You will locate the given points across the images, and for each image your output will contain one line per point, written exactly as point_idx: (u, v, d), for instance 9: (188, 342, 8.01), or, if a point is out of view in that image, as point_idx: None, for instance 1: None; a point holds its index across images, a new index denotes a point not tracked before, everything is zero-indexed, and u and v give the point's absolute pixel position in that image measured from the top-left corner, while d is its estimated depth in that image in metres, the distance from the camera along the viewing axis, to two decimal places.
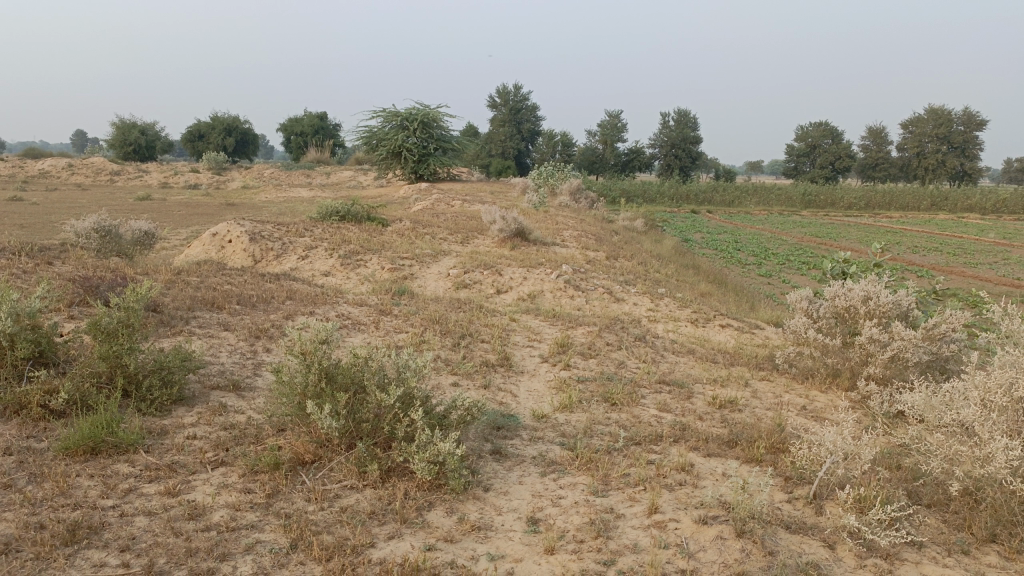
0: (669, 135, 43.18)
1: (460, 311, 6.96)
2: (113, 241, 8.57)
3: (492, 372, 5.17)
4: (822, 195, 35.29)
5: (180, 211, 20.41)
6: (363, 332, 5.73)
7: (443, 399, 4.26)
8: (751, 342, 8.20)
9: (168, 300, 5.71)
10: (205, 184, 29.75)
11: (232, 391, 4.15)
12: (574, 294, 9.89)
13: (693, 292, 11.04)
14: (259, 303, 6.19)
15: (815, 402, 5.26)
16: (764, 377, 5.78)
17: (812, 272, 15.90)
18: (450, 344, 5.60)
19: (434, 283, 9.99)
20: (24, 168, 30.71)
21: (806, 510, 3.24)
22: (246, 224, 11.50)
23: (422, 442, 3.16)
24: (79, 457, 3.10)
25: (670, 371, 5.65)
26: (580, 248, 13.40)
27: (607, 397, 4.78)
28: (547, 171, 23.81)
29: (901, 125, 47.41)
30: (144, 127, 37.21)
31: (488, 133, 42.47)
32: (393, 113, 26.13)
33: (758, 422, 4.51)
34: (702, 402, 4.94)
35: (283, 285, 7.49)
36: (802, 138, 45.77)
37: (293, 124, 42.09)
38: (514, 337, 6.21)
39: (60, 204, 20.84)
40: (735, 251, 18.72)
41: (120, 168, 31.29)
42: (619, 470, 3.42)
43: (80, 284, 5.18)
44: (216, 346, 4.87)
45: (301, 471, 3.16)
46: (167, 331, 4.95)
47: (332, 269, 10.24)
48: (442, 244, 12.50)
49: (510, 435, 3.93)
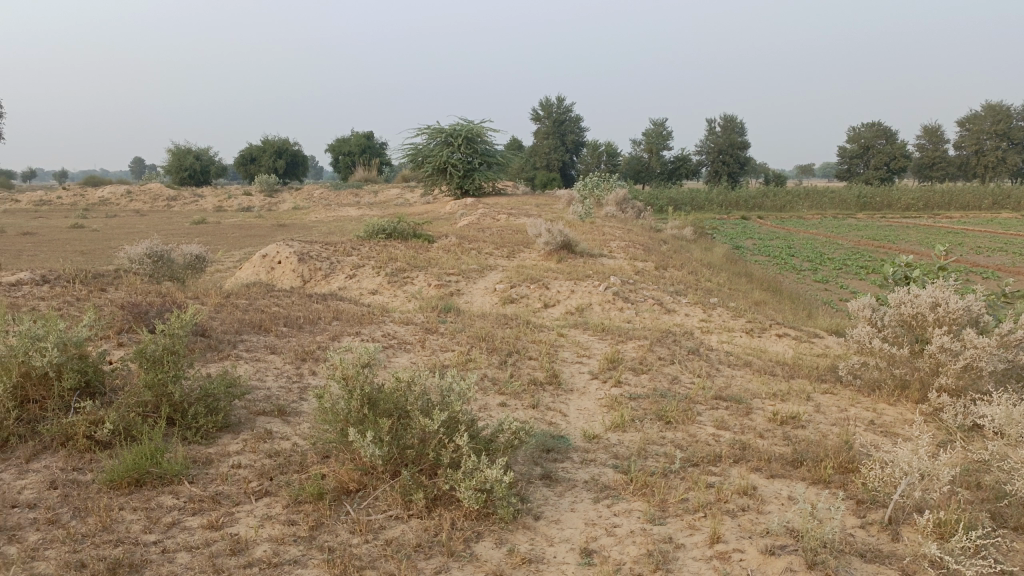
0: (716, 141, 42.55)
1: (507, 328, 6.85)
2: (165, 266, 8.70)
3: (541, 391, 5.03)
4: (877, 197, 34.27)
5: (232, 233, 20.82)
6: (409, 352, 5.65)
7: (490, 421, 4.14)
8: (810, 353, 7.90)
9: (216, 324, 5.73)
10: (257, 206, 30.34)
11: (278, 416, 4.09)
12: (624, 306, 9.69)
13: (747, 300, 10.74)
14: (305, 324, 6.18)
15: (884, 416, 4.98)
16: (827, 390, 5.51)
17: (871, 276, 15.36)
18: (497, 363, 5.48)
19: (480, 298, 9.91)
20: (85, 196, 31.78)
21: (881, 537, 3.01)
22: (295, 245, 11.61)
23: (469, 469, 3.04)
24: (123, 489, 3.08)
25: (726, 386, 5.43)
26: (628, 259, 13.19)
27: (661, 415, 4.59)
28: (593, 182, 23.62)
29: (958, 121, 45.85)
30: (199, 153, 38.24)
31: (532, 146, 42.48)
32: (437, 130, 26.32)
33: (823, 440, 4.27)
34: (762, 418, 4.71)
35: (330, 305, 7.49)
36: (854, 139, 44.61)
37: (341, 144, 42.78)
38: (562, 353, 6.06)
39: (120, 230, 21.46)
40: (788, 257, 18.24)
41: (176, 194, 32.16)
42: (677, 495, 3.25)
43: (130, 311, 5.23)
44: (263, 369, 4.84)
45: (345, 501, 3.07)
46: (215, 355, 4.95)
47: (379, 287, 10.25)
48: (489, 259, 12.43)
49: (560, 458, 3.78)
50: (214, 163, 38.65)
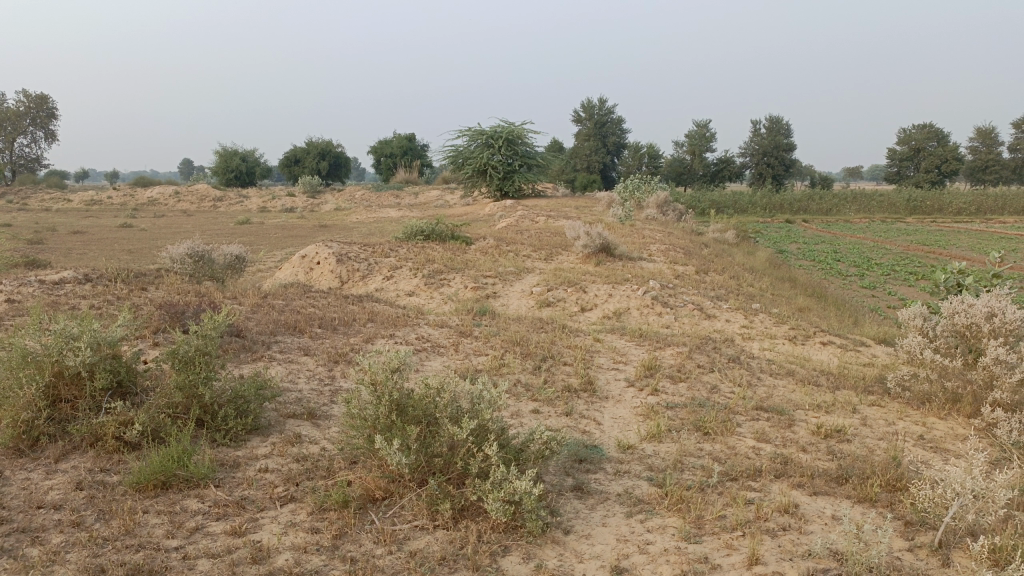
0: (760, 143, 41.87)
1: (543, 332, 6.75)
2: (206, 266, 8.79)
3: (576, 398, 4.92)
4: (928, 200, 33.31)
5: (275, 234, 21.09)
6: (442, 356, 5.59)
7: (522, 429, 4.04)
8: (856, 362, 7.64)
9: (252, 325, 5.74)
10: (300, 207, 30.75)
11: (308, 419, 4.06)
12: (663, 311, 9.51)
13: (790, 306, 10.47)
14: (340, 326, 6.16)
15: (934, 431, 4.76)
16: (874, 402, 5.30)
17: (920, 283, 14.90)
18: (531, 368, 5.38)
19: (517, 301, 9.83)
20: (135, 196, 32.54)
21: (931, 561, 2.83)
22: (334, 246, 11.67)
23: (497, 480, 2.94)
24: (149, 491, 3.08)
25: (767, 396, 5.25)
26: (668, 262, 12.99)
27: (698, 426, 4.44)
28: (633, 184, 23.41)
29: (1014, 123, 44.41)
30: (245, 154, 38.93)
31: (573, 148, 42.30)
32: (478, 132, 26.37)
33: (869, 455, 4.09)
34: (805, 431, 4.53)
35: (365, 306, 7.48)
36: (904, 141, 43.48)
37: (383, 146, 43.16)
38: (598, 359, 5.94)
39: (167, 230, 21.90)
40: (834, 261, 17.80)
41: (221, 194, 32.75)
42: (713, 512, 3.11)
43: (167, 310, 5.26)
44: (295, 371, 4.81)
45: (370, 509, 3.01)
46: (248, 356, 4.95)
47: (416, 288, 10.23)
48: (526, 261, 12.34)
49: (593, 469, 3.67)
50: (259, 164, 39.27)
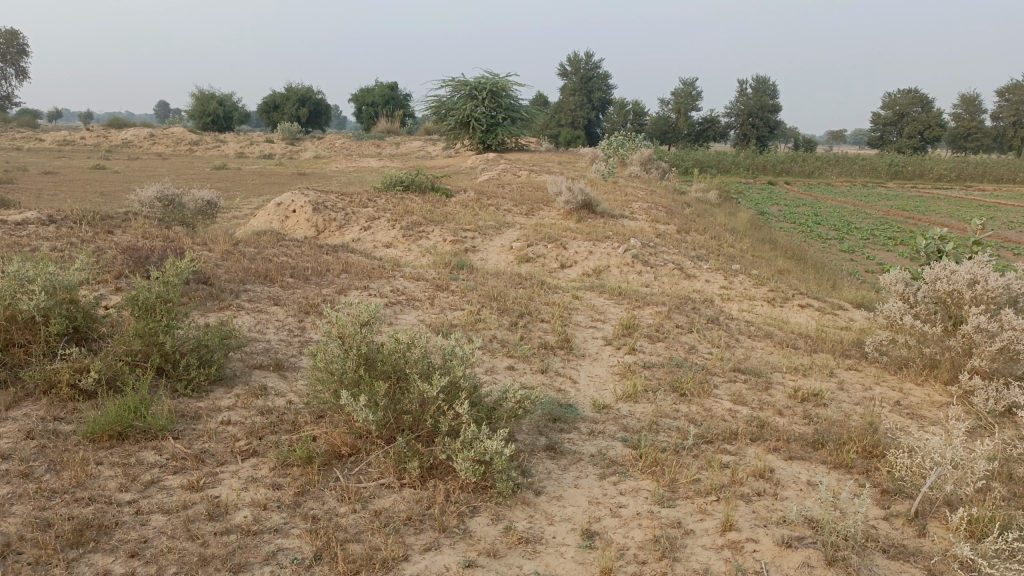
0: (746, 103, 41.55)
1: (521, 288, 6.62)
2: (176, 211, 8.52)
3: (552, 356, 4.84)
4: (909, 166, 33.38)
5: (252, 180, 20.66)
6: (417, 309, 5.46)
7: (495, 386, 3.95)
8: (833, 325, 7.62)
9: (220, 273, 5.56)
10: (279, 153, 30.16)
11: (274, 371, 3.93)
12: (642, 270, 9.43)
13: (770, 268, 10.42)
14: (312, 276, 5.99)
15: (910, 397, 4.74)
16: (851, 366, 5.27)
17: (898, 248, 14.95)
18: (507, 324, 5.27)
19: (496, 256, 9.68)
20: (108, 137, 31.72)
21: (907, 530, 2.80)
22: (310, 194, 11.40)
23: (467, 439, 2.85)
24: (104, 442, 2.95)
25: (745, 358, 5.20)
26: (650, 221, 12.87)
27: (675, 387, 4.37)
28: (618, 141, 23.19)
29: (998, 92, 44.45)
30: (223, 98, 37.98)
31: (558, 102, 41.75)
32: (462, 83, 25.87)
33: (846, 421, 4.04)
34: (782, 394, 4.48)
35: (340, 257, 7.29)
36: (889, 106, 43.38)
37: (365, 94, 42.31)
38: (575, 317, 5.84)
39: (140, 172, 21.40)
40: (814, 224, 17.81)
41: (198, 138, 32.01)
42: (688, 475, 3.05)
43: (131, 256, 5.07)
44: (264, 321, 4.67)
45: (335, 466, 2.91)
46: (215, 305, 4.78)
47: (394, 240, 10.05)
48: (507, 216, 12.16)
49: (567, 428, 3.59)
50: (237, 109, 38.35)
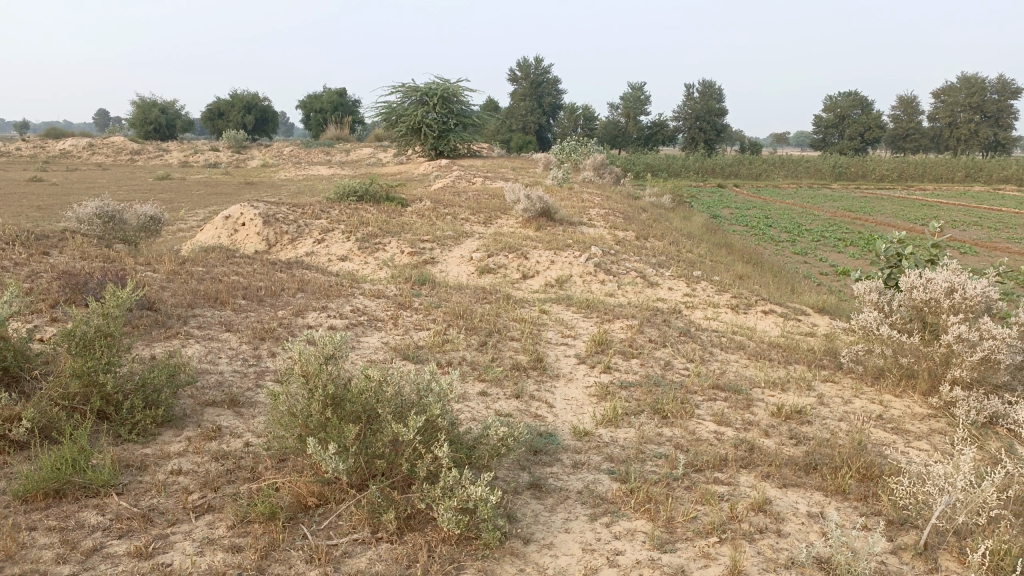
0: (694, 107, 42.05)
1: (486, 303, 6.38)
2: (117, 228, 8.04)
3: (525, 378, 4.61)
4: (852, 166, 34.14)
5: (197, 191, 19.98)
6: (380, 331, 5.18)
7: (469, 418, 3.70)
8: (799, 332, 7.56)
9: (167, 296, 5.19)
10: (225, 162, 29.34)
11: (229, 408, 3.62)
12: (605, 279, 9.29)
13: (730, 274, 10.38)
14: (266, 297, 5.65)
15: (891, 410, 4.64)
16: (828, 378, 5.16)
17: (850, 249, 15.16)
18: (476, 344, 5.03)
19: (456, 268, 9.43)
20: (44, 148, 30.46)
21: (918, 565, 2.66)
22: (260, 206, 10.96)
23: (449, 485, 2.59)
24: (38, 503, 2.62)
25: (722, 373, 5.05)
26: (608, 227, 12.75)
27: (656, 408, 4.18)
28: (570, 146, 23.17)
29: (933, 93, 45.91)
30: (165, 105, 36.84)
31: (508, 107, 41.66)
32: (412, 88, 25.57)
33: (834, 440, 3.91)
34: (765, 412, 4.33)
35: (294, 274, 6.94)
36: (830, 109, 44.41)
37: (312, 101, 41.53)
38: (546, 333, 5.63)
39: (79, 184, 20.53)
40: (767, 226, 17.99)
41: (140, 147, 30.99)
42: (686, 513, 2.86)
43: (67, 282, 4.67)
44: (215, 351, 4.33)
45: (301, 521, 2.63)
46: (161, 333, 4.43)
47: (349, 253, 9.71)
48: (464, 225, 11.91)
49: (549, 462, 3.37)
50: (180, 117, 37.27)
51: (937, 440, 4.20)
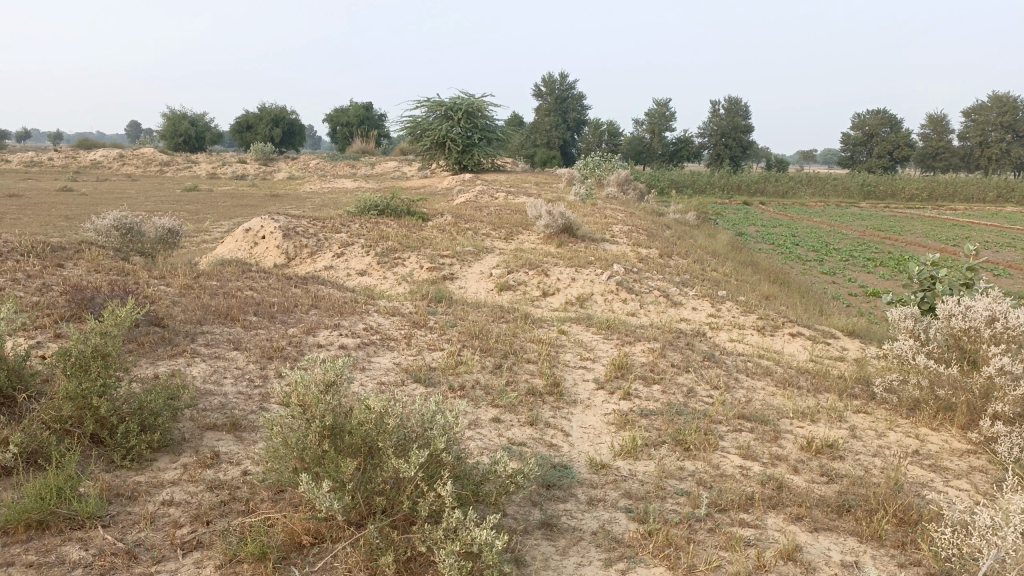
0: (719, 123, 41.75)
1: (503, 323, 6.20)
2: (134, 240, 8.00)
3: (541, 404, 4.41)
4: (881, 185, 33.59)
5: (222, 202, 20.07)
6: (392, 351, 5.02)
7: (478, 449, 3.52)
8: (828, 356, 7.29)
9: (177, 312, 5.08)
10: (251, 174, 29.59)
11: (229, 432, 3.47)
12: (627, 298, 9.07)
13: (756, 294, 10.12)
14: (278, 313, 5.52)
15: (928, 445, 4.39)
16: (860, 408, 4.91)
17: (879, 269, 14.80)
18: (491, 367, 4.85)
19: (475, 285, 9.27)
20: (76, 158, 30.91)
21: None
22: (281, 219, 10.91)
23: (452, 527, 2.41)
24: (20, 534, 2.48)
25: (748, 402, 4.83)
26: (632, 245, 12.53)
27: (678, 440, 3.97)
28: (594, 161, 23.05)
29: (964, 112, 45.21)
30: (194, 118, 37.28)
31: (533, 122, 41.66)
32: (437, 103, 25.59)
33: (868, 479, 3.68)
34: (794, 445, 4.10)
35: (310, 289, 6.82)
36: (859, 126, 43.88)
37: (339, 114, 41.84)
38: (564, 355, 5.44)
39: (108, 194, 20.74)
40: (793, 245, 17.67)
41: (169, 159, 31.36)
42: (708, 561, 2.67)
43: (74, 297, 4.58)
44: (220, 370, 4.19)
45: (294, 562, 2.46)
46: (167, 351, 4.31)
47: (368, 268, 9.60)
48: (485, 241, 11.76)
49: (562, 498, 3.17)
50: (209, 129, 37.68)
51: (978, 479, 3.95)
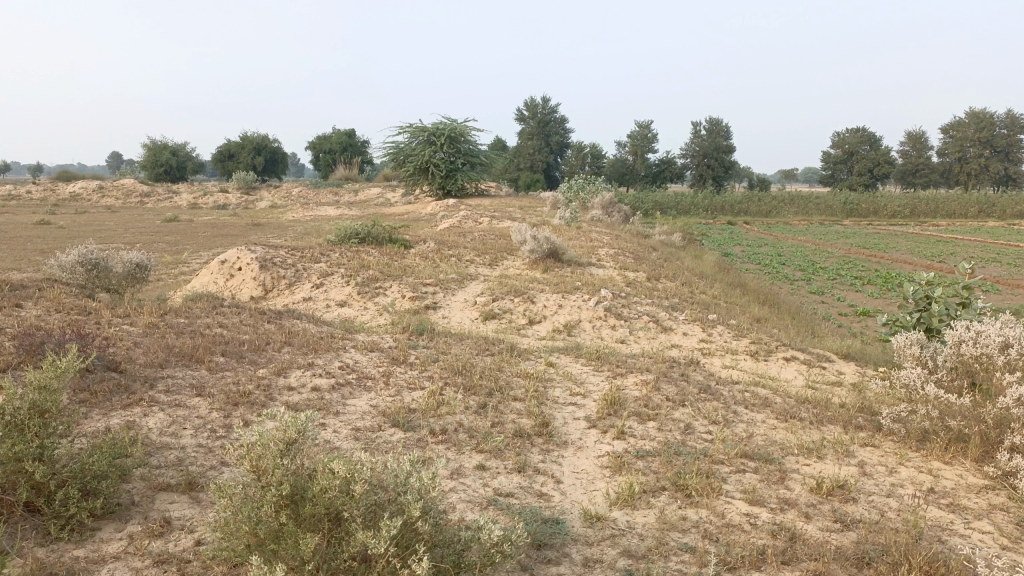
0: (701, 144, 41.89)
1: (488, 356, 5.88)
2: (101, 276, 7.64)
3: (529, 447, 4.11)
4: (864, 203, 33.70)
5: (202, 232, 19.69)
6: (369, 391, 4.70)
7: (459, 511, 3.19)
8: (825, 382, 7.03)
9: (137, 355, 4.74)
10: (233, 204, 29.22)
11: (185, 493, 3.16)
12: (616, 324, 8.81)
13: (747, 317, 9.87)
14: (248, 352, 5.19)
15: (945, 481, 4.11)
16: (866, 441, 4.63)
17: (868, 287, 14.63)
18: (474, 407, 4.53)
19: (459, 314, 8.97)
20: (55, 190, 30.41)
21: None
22: (258, 250, 10.57)
23: None
24: None
25: (749, 437, 4.54)
26: (618, 268, 12.27)
27: (678, 484, 3.67)
28: (578, 184, 22.97)
29: (942, 128, 45.70)
30: (176, 147, 36.97)
31: (516, 147, 41.68)
32: (420, 129, 25.41)
33: (885, 524, 3.40)
34: (803, 487, 3.80)
35: (284, 323, 6.50)
36: (839, 145, 44.21)
37: (322, 142, 41.74)
38: (552, 391, 5.13)
39: (86, 227, 20.32)
40: (779, 265, 17.52)
41: (150, 189, 30.95)
42: None
43: (23, 345, 4.24)
44: (180, 420, 3.86)
45: None
46: (123, 400, 3.99)
47: (348, 298, 9.28)
48: (470, 267, 11.48)
49: (555, 560, 2.86)
50: (191, 159, 37.37)
51: (1000, 519, 3.66)
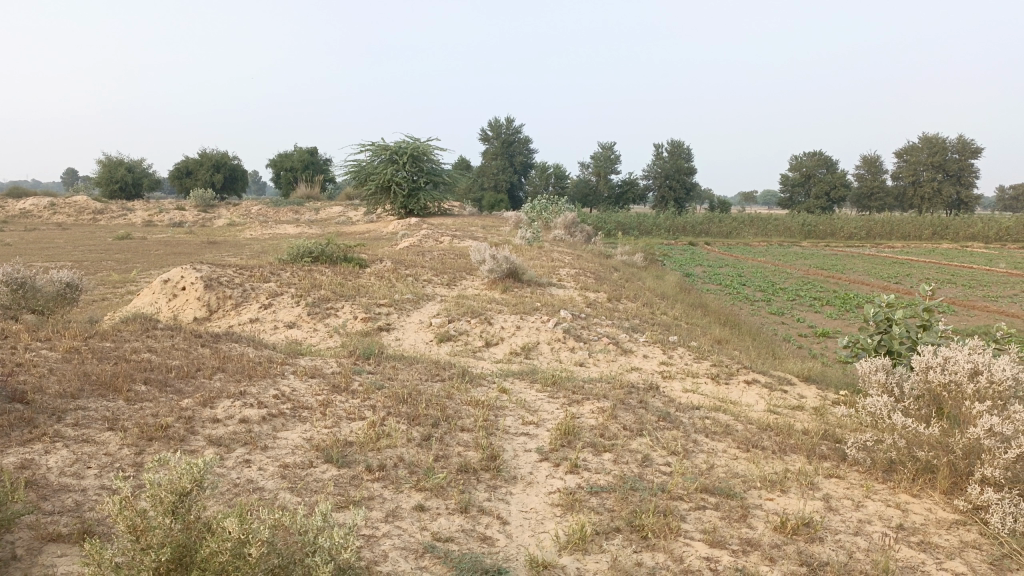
0: (662, 166, 42.19)
1: (437, 382, 5.55)
2: (27, 295, 7.15)
3: (475, 483, 3.79)
4: (821, 225, 34.20)
5: (154, 250, 19.04)
6: (304, 423, 4.34)
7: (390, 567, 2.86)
8: (786, 406, 6.83)
9: (48, 383, 4.31)
10: (189, 222, 28.49)
11: (78, 544, 2.79)
12: (576, 347, 8.54)
13: (708, 338, 9.68)
14: (175, 379, 4.79)
15: (917, 515, 3.89)
16: (831, 472, 4.41)
17: (827, 308, 14.63)
18: (417, 439, 4.20)
19: (413, 335, 8.64)
20: (3, 207, 29.39)
21: None
22: (205, 268, 10.10)
23: None
24: None
25: (709, 469, 4.28)
26: (579, 289, 12.03)
27: (634, 524, 3.39)
28: (541, 204, 22.82)
29: (896, 153, 46.80)
30: (131, 164, 36.05)
31: (480, 167, 41.55)
32: (381, 147, 25.02)
33: (851, 566, 3.17)
34: (766, 526, 3.54)
35: (220, 346, 6.10)
36: (796, 168, 44.93)
37: (283, 159, 41.14)
38: (504, 421, 4.81)
39: (33, 244, 19.54)
40: (740, 285, 17.51)
41: (103, 207, 30.05)
42: None
43: None
44: (85, 458, 3.47)
45: None
46: (21, 435, 3.58)
47: (297, 319, 8.88)
48: (426, 287, 11.16)
49: None
50: (147, 176, 36.47)
51: (972, 557, 3.46)
